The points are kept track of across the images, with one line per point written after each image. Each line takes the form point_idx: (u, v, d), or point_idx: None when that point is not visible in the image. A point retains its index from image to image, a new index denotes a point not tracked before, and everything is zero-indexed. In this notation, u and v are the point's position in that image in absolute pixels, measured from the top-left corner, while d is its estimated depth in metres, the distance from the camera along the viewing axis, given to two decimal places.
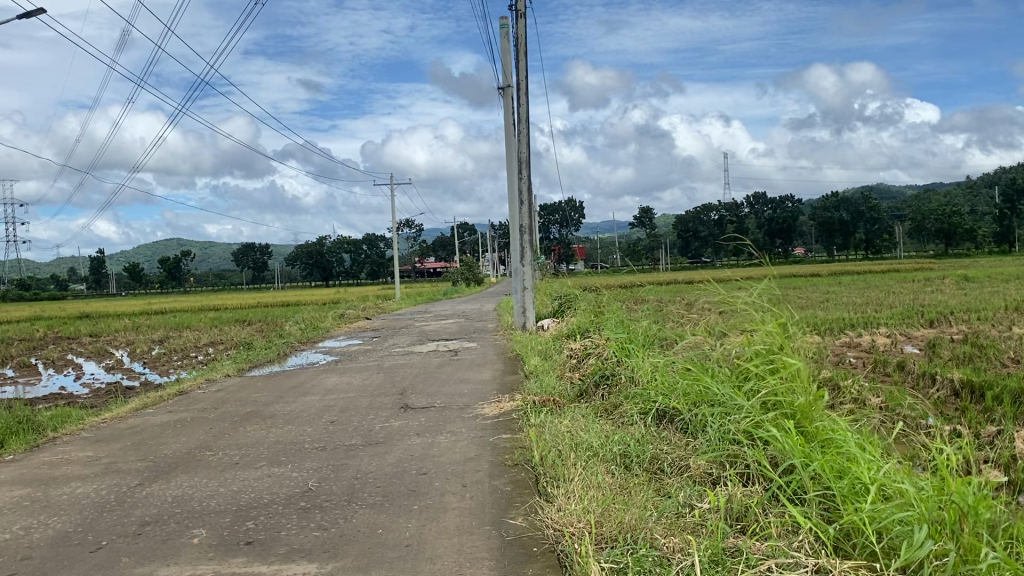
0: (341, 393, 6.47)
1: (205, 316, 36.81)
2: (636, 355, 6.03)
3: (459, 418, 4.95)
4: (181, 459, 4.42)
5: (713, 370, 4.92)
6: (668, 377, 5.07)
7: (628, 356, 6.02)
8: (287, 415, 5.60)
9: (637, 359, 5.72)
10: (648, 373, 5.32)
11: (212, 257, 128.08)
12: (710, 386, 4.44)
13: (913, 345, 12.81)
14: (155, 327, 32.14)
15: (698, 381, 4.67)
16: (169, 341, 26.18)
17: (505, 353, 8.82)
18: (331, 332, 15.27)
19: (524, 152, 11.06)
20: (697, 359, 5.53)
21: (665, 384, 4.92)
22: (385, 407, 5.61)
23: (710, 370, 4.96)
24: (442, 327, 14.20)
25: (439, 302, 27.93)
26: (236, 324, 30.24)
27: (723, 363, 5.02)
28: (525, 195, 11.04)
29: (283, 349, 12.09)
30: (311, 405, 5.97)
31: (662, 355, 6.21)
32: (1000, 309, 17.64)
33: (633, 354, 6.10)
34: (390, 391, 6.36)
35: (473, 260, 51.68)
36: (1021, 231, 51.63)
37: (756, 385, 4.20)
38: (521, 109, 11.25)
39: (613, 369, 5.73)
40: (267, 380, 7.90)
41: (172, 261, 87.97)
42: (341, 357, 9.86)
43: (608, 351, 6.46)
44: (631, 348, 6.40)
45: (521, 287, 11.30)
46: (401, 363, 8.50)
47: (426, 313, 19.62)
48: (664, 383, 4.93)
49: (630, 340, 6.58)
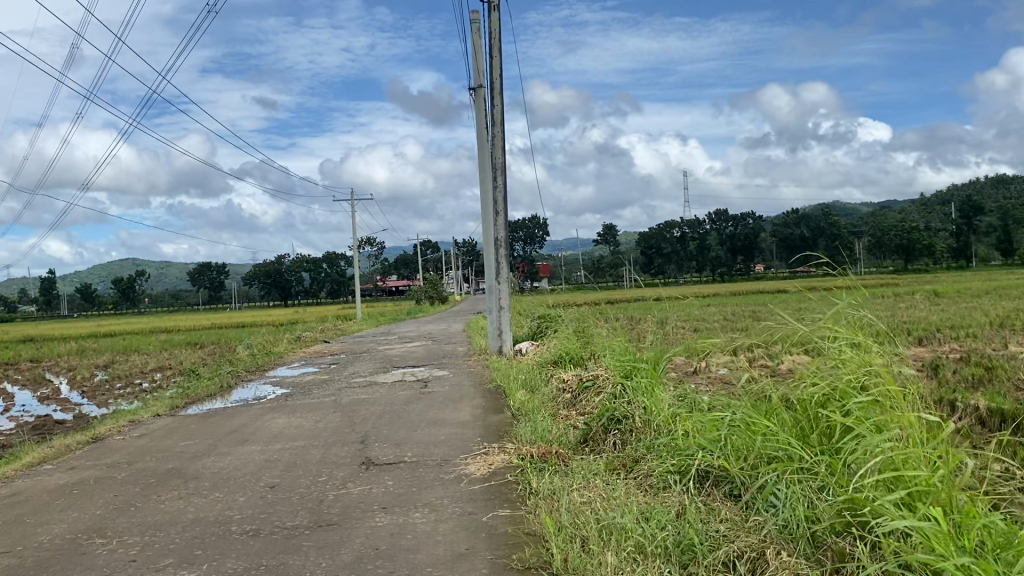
0: (289, 441, 5.28)
1: (155, 338, 35.04)
2: (655, 390, 4.96)
3: (437, 483, 3.83)
4: (58, 551, 3.21)
5: (762, 412, 3.86)
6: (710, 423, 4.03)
7: (640, 391, 4.94)
8: (216, 475, 4.41)
9: (664, 399, 4.65)
10: (673, 420, 4.25)
11: (167, 277, 124.80)
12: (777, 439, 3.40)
13: (913, 364, 11.98)
14: (101, 351, 30.21)
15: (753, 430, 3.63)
16: (113, 367, 24.50)
17: (481, 384, 7.69)
18: (285, 358, 13.96)
19: (498, 158, 10.02)
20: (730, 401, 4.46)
21: (706, 435, 3.87)
22: (341, 463, 4.46)
23: (761, 411, 3.93)
24: (408, 351, 13.01)
25: (401, 323, 26.68)
26: (187, 347, 28.54)
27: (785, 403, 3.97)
28: (501, 205, 10.02)
29: (230, 378, 10.78)
30: (249, 460, 4.79)
31: (689, 394, 5.16)
32: (985, 326, 16.99)
33: (653, 386, 5.04)
34: (349, 439, 5.20)
35: (435, 278, 50.38)
36: (978, 248, 51.96)
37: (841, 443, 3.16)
38: (495, 111, 10.24)
39: (628, 406, 4.67)
40: (202, 422, 6.64)
41: (126, 281, 85.07)
42: (294, 390, 8.62)
43: (613, 386, 5.39)
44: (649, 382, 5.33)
45: (496, 306, 10.25)
46: (362, 398, 7.32)
47: (389, 335, 18.43)
48: (706, 432, 3.88)
49: (636, 369, 5.51)
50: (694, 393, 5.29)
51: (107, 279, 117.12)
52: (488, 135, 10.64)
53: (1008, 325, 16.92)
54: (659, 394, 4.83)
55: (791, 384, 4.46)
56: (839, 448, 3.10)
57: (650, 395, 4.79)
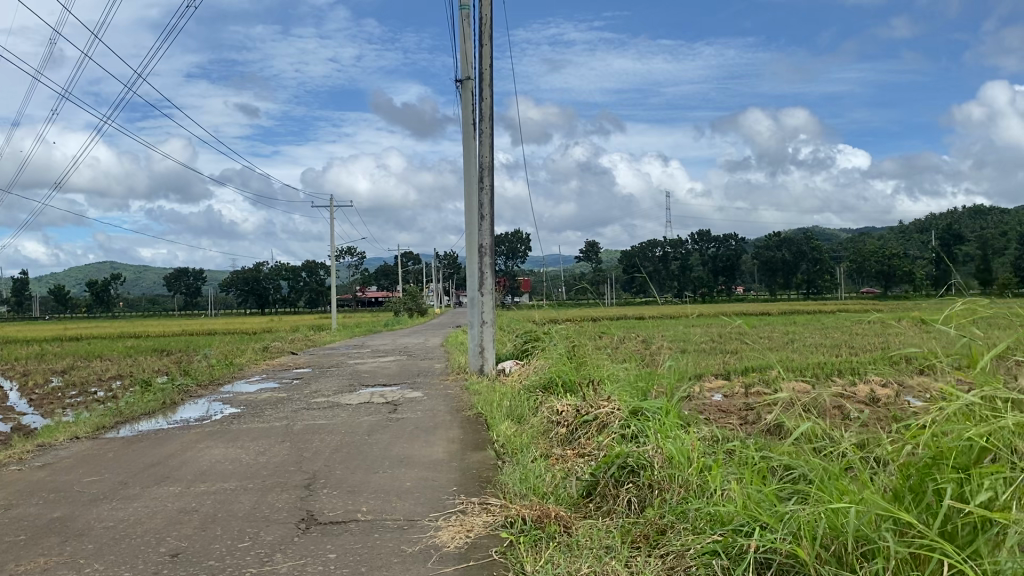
0: (218, 483, 4.24)
1: (122, 343, 33.66)
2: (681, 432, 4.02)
3: (398, 562, 2.83)
4: None
5: (835, 477, 2.90)
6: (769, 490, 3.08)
7: (658, 434, 3.97)
8: (109, 532, 3.36)
9: (696, 448, 3.71)
10: (709, 482, 3.28)
11: (143, 281, 122.71)
12: (887, 522, 2.44)
13: (915, 397, 11.85)
14: (62, 356, 28.68)
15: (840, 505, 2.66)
16: (71, 373, 23.13)
17: (459, 410, 6.67)
18: (246, 371, 12.82)
19: (486, 156, 9.07)
20: (780, 457, 3.50)
21: (768, 508, 2.91)
22: (272, 521, 3.43)
23: (832, 475, 2.97)
24: (381, 366, 11.99)
25: (377, 335, 25.61)
26: (153, 355, 27.14)
27: (873, 467, 3.04)
28: (486, 208, 9.08)
29: (179, 393, 9.64)
30: (160, 509, 3.73)
31: (721, 443, 4.23)
32: None
33: (680, 427, 4.11)
34: (291, 483, 4.17)
35: (415, 289, 49.23)
36: None
37: (980, 546, 2.21)
38: (483, 104, 9.29)
39: (653, 451, 3.72)
40: (124, 450, 5.54)
41: (100, 283, 82.85)
42: (246, 411, 7.52)
43: (620, 425, 4.43)
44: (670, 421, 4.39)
45: (477, 322, 9.26)
46: (319, 423, 6.25)
47: (362, 348, 17.37)
48: (769, 501, 2.92)
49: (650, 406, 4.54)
50: (722, 438, 4.35)
51: (82, 282, 114.78)
52: (474, 131, 9.69)
53: None
54: (689, 438, 3.89)
55: (858, 438, 3.51)
56: (986, 555, 2.14)
57: (676, 439, 3.84)
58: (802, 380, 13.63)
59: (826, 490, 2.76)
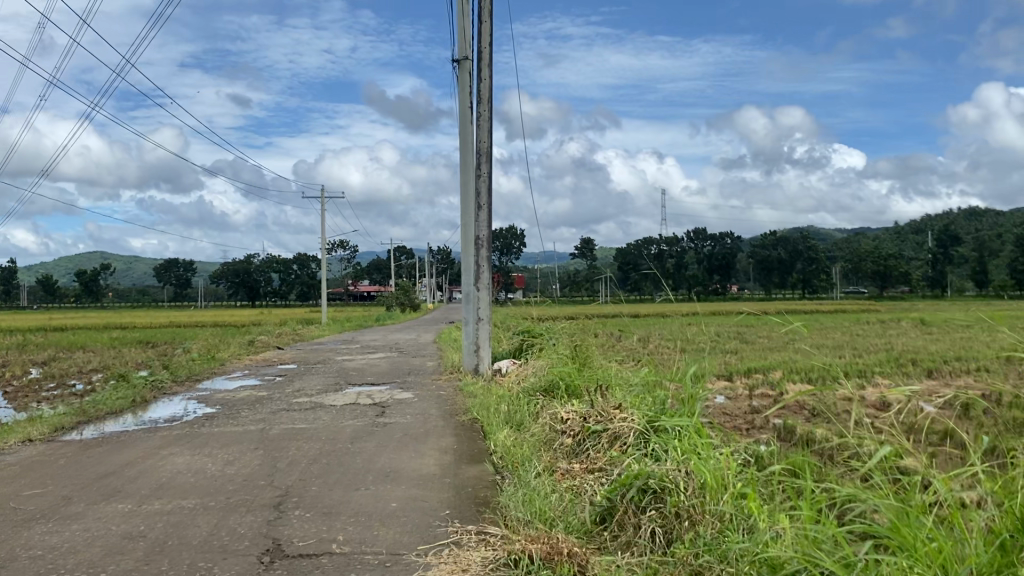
0: (176, 501, 3.68)
1: (109, 335, 33.00)
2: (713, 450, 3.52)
3: None
4: None
5: (922, 524, 2.37)
6: (829, 531, 2.56)
7: (687, 455, 3.44)
8: (33, 565, 2.82)
9: (733, 473, 3.20)
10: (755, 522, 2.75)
11: (134, 272, 121.64)
12: None
13: (928, 403, 11.42)
14: (45, 347, 27.94)
15: (931, 562, 2.14)
16: (52, 365, 22.45)
17: (452, 414, 6.12)
18: (229, 367, 12.21)
19: (483, 142, 8.55)
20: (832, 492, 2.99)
21: (832, 555, 2.39)
22: (231, 552, 2.89)
23: (913, 518, 2.45)
24: (369, 364, 11.41)
25: (368, 330, 25.03)
26: (138, 347, 26.47)
27: (961, 510, 2.52)
28: (483, 197, 8.56)
29: (153, 389, 9.02)
30: (100, 534, 3.18)
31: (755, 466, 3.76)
32: (991, 358, 16.24)
33: (711, 445, 3.62)
34: (260, 502, 3.63)
35: (407, 284, 48.66)
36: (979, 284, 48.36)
37: None
38: (482, 85, 8.75)
39: (684, 474, 3.20)
40: (80, 455, 4.97)
41: (91, 274, 82.01)
42: (221, 411, 6.94)
43: (636, 444, 3.91)
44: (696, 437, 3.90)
45: (472, 319, 8.73)
46: (298, 429, 5.69)
47: (352, 344, 16.77)
48: (834, 547, 2.40)
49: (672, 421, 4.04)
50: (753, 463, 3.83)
51: (71, 272, 113.47)
52: (471, 114, 9.14)
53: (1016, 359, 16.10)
54: (722, 458, 3.38)
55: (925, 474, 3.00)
56: None
57: (708, 460, 3.33)
58: (807, 384, 13.21)
59: (908, 539, 2.23)
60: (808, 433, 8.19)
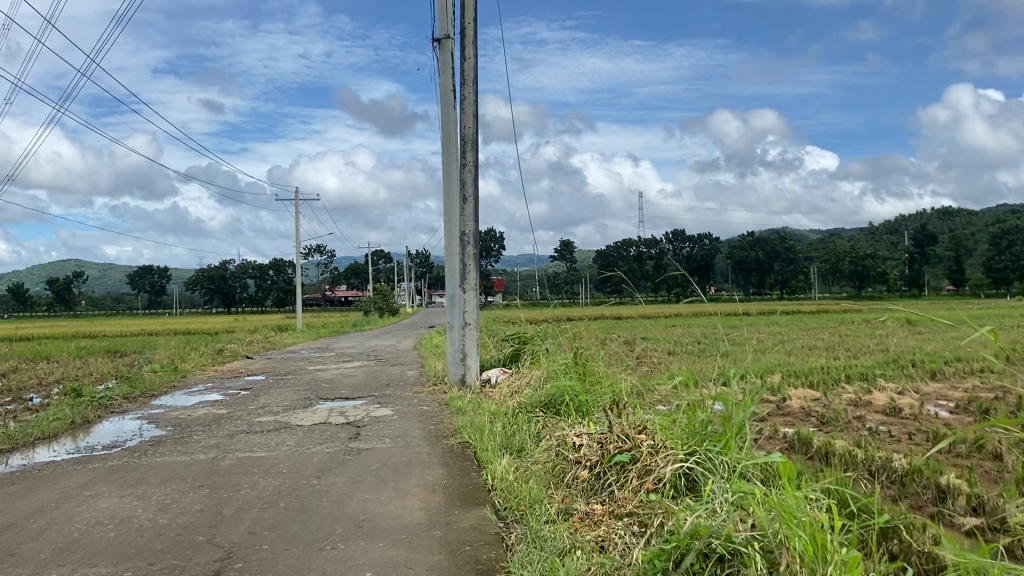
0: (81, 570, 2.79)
1: (77, 344, 31.57)
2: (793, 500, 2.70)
3: None
4: None
5: None
6: None
7: (760, 508, 2.61)
8: None
9: (833, 533, 2.39)
10: None
11: (109, 279, 119.26)
12: None
13: (939, 406, 10.77)
14: (7, 357, 26.55)
15: None
16: (10, 377, 21.14)
17: (438, 437, 5.26)
18: (190, 380, 11.16)
19: (469, 128, 7.74)
20: None
21: None
22: None
23: None
24: (345, 374, 10.49)
25: (343, 336, 23.97)
26: (104, 357, 25.14)
27: None
28: (469, 189, 7.72)
29: (99, 407, 8.01)
30: None
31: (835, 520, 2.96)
32: (989, 358, 15.66)
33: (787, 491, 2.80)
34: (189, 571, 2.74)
35: (387, 288, 47.60)
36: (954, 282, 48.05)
37: None
38: (465, 65, 7.91)
39: (766, 539, 2.38)
40: None
41: (63, 282, 79.89)
42: (172, 435, 6.01)
43: (678, 486, 3.09)
44: (757, 482, 3.08)
45: (459, 324, 7.85)
46: (258, 457, 4.79)
47: (326, 352, 15.78)
48: None
49: (723, 458, 3.21)
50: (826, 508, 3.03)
51: (43, 280, 111.02)
52: (453, 98, 8.32)
53: (1015, 359, 15.51)
54: (811, 511, 2.57)
55: None
56: None
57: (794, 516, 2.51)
58: (807, 388, 12.49)
59: None
60: (827, 445, 7.46)
